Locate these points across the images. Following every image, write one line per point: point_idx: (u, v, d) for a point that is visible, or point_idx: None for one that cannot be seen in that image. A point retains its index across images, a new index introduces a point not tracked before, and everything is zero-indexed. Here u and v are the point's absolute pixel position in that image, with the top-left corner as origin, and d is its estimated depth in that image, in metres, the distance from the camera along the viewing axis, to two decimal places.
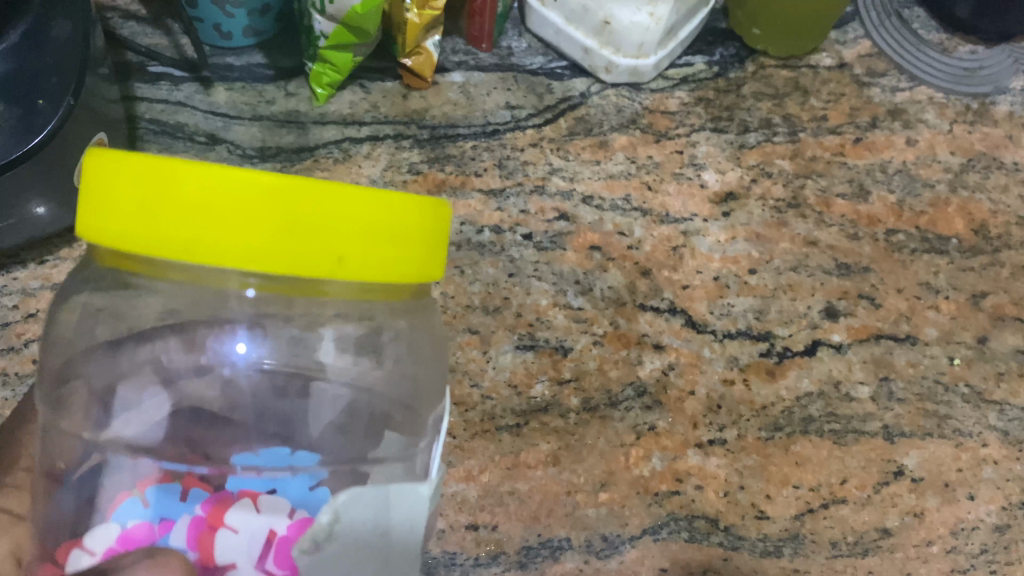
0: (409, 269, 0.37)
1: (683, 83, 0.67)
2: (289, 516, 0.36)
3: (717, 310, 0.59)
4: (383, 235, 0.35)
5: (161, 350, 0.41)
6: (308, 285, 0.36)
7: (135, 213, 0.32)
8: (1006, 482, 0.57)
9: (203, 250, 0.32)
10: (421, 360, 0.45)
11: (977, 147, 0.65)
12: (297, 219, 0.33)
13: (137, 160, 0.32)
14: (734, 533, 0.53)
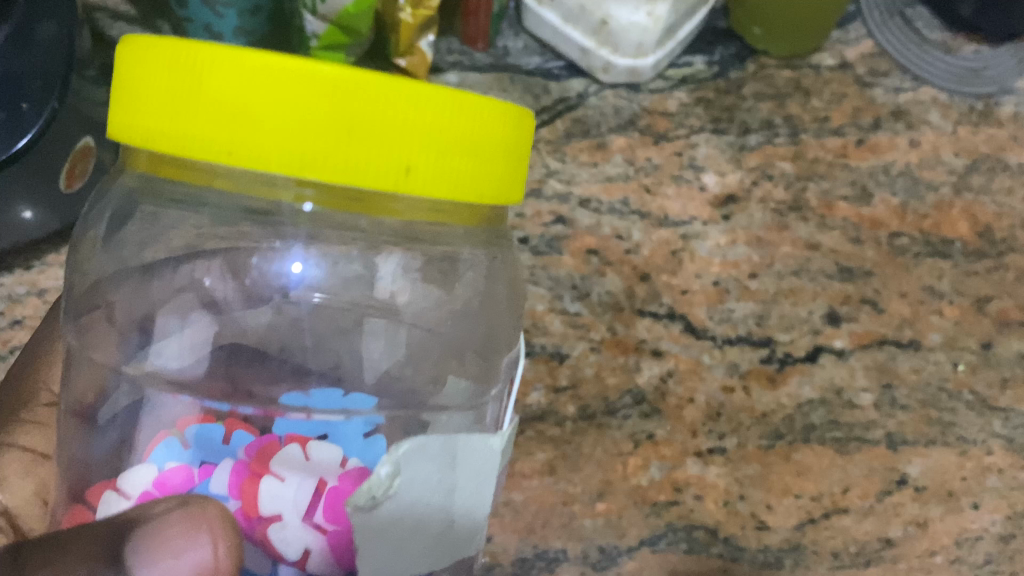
0: (476, 187, 0.33)
1: (683, 84, 0.65)
2: (341, 465, 0.33)
3: (717, 315, 0.58)
4: (447, 143, 0.31)
5: (202, 276, 0.45)
6: (358, 202, 0.32)
7: (181, 106, 0.30)
8: (1011, 491, 0.55)
9: (238, 149, 0.30)
10: (493, 298, 0.44)
11: (982, 149, 0.64)
12: (357, 117, 0.30)
13: (186, 47, 0.30)
14: (734, 544, 0.53)
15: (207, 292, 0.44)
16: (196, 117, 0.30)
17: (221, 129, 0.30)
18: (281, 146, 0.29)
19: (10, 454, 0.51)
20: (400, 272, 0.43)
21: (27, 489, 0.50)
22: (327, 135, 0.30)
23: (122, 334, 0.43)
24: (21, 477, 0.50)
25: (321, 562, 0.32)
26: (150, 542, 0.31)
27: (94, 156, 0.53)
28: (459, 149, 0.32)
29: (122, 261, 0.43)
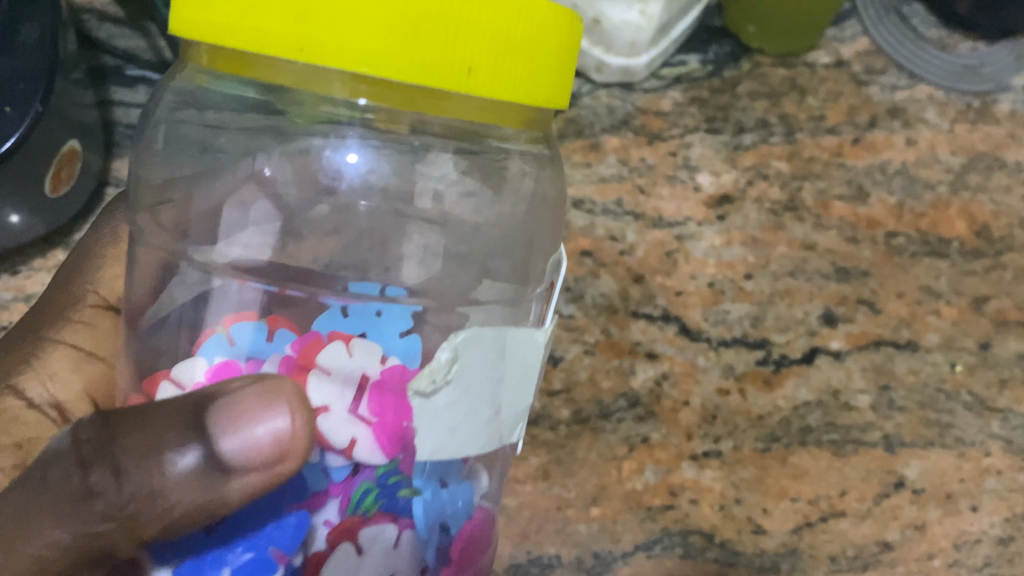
0: (530, 90, 0.32)
1: (676, 83, 0.64)
2: (382, 360, 0.32)
3: (712, 317, 0.57)
4: (506, 44, 0.30)
5: (260, 166, 0.43)
6: (419, 96, 0.31)
7: None
8: (1009, 493, 0.55)
9: (303, 45, 0.28)
10: (536, 205, 0.44)
11: (979, 147, 0.64)
12: (423, 14, 0.28)
13: None
14: (731, 548, 0.53)
15: (265, 192, 0.43)
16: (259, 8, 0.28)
17: (285, 21, 0.28)
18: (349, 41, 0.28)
19: (60, 351, 0.51)
20: (454, 174, 0.42)
21: (76, 385, 0.50)
22: (392, 31, 0.28)
23: (175, 224, 0.42)
24: (70, 371, 0.51)
25: (369, 452, 0.30)
26: (230, 405, 0.29)
27: (79, 159, 0.53)
28: (517, 49, 0.31)
29: (187, 154, 0.42)
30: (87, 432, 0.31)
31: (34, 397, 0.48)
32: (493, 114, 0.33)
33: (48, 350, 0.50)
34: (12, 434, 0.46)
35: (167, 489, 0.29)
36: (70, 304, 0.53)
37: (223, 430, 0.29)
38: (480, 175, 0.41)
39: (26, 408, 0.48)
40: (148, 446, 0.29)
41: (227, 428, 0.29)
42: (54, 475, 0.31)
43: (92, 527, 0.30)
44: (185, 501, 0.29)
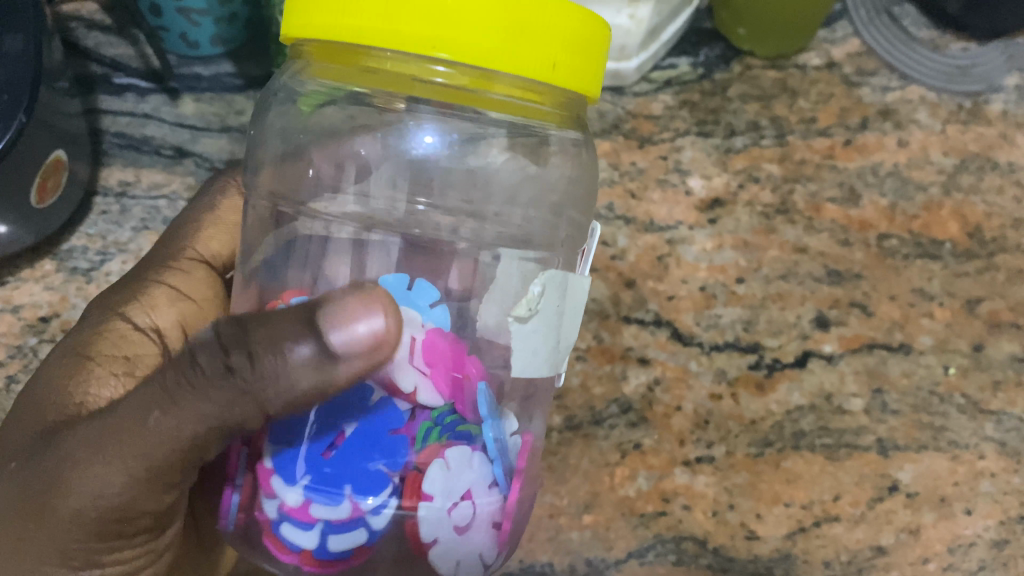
0: (570, 74, 0.34)
1: (668, 86, 0.65)
2: (421, 326, 0.35)
3: (704, 321, 0.57)
4: (542, 34, 0.32)
5: (358, 146, 0.46)
6: (470, 78, 0.33)
7: None
8: (1004, 496, 0.54)
9: (366, 35, 0.31)
10: (574, 182, 0.47)
11: (971, 147, 0.64)
12: (517, 17, 0.31)
13: None
14: (724, 555, 0.51)
15: (361, 163, 0.46)
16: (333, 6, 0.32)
17: (352, 17, 0.32)
18: (402, 30, 0.31)
19: (157, 286, 0.48)
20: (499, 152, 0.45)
21: (170, 315, 0.47)
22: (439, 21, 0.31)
23: (278, 190, 0.45)
24: (168, 305, 0.48)
25: (428, 393, 0.34)
26: (334, 309, 0.32)
27: (66, 170, 0.52)
28: (554, 39, 0.32)
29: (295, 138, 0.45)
30: (226, 325, 0.33)
31: (138, 321, 0.46)
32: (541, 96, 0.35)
33: (149, 285, 0.48)
34: (118, 348, 0.44)
35: (291, 377, 0.31)
36: (168, 255, 0.51)
37: (331, 329, 0.31)
38: (524, 146, 0.44)
39: (132, 330, 0.45)
40: (275, 335, 0.32)
41: (331, 326, 0.32)
42: (202, 358, 0.33)
43: (221, 405, 0.32)
44: (306, 381, 0.32)
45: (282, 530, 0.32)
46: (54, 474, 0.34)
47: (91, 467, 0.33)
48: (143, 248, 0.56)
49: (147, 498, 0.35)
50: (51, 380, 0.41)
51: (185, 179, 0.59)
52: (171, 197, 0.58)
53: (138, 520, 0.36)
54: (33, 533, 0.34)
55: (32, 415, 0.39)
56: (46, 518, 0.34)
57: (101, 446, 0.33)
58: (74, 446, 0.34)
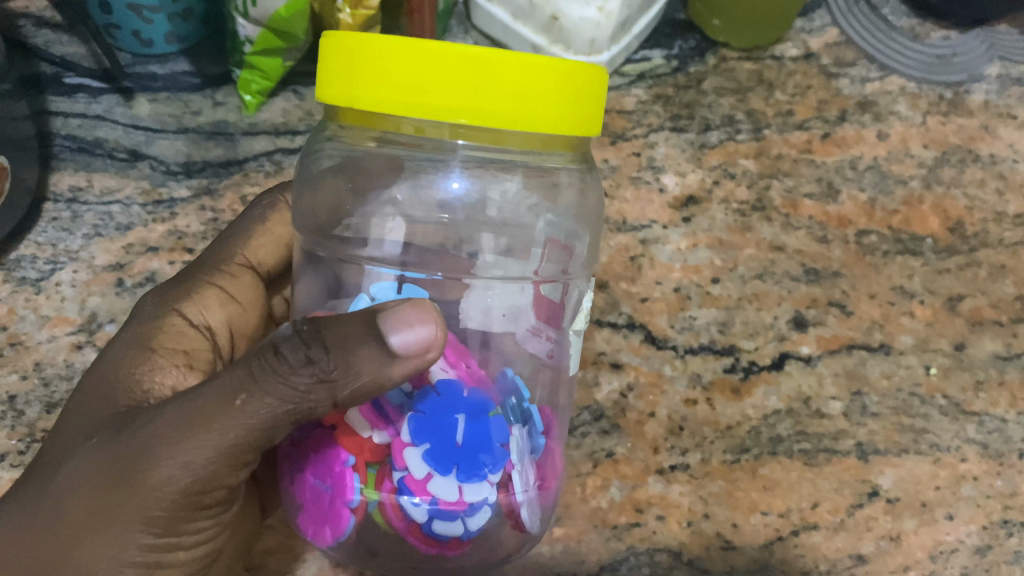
0: (575, 126, 0.35)
1: (640, 80, 0.65)
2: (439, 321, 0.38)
3: (678, 323, 0.55)
4: (547, 95, 0.33)
5: (393, 192, 0.46)
6: (480, 137, 0.35)
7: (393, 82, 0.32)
8: (987, 499, 0.52)
9: (389, 107, 0.33)
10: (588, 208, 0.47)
11: (952, 140, 0.63)
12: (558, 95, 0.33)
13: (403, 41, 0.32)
14: (700, 567, 0.49)
15: (398, 209, 0.47)
16: (357, 77, 0.33)
17: (376, 89, 0.33)
18: (422, 101, 0.32)
19: (207, 287, 0.47)
20: (515, 188, 0.45)
21: (220, 316, 0.47)
22: (454, 91, 0.32)
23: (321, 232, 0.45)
24: (218, 306, 0.47)
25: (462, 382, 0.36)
26: (390, 310, 0.34)
27: (8, 176, 0.50)
28: (589, 103, 0.35)
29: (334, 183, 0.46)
30: (304, 323, 0.35)
31: (193, 318, 0.45)
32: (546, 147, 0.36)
33: (200, 285, 0.47)
34: (177, 341, 0.43)
35: (358, 379, 0.33)
36: (218, 257, 0.50)
37: (386, 326, 0.33)
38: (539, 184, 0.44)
39: (188, 326, 0.45)
40: (342, 334, 0.34)
41: (391, 330, 0.33)
42: (286, 349, 0.34)
43: (299, 391, 0.33)
44: (369, 372, 0.33)
45: (435, 526, 0.34)
46: (141, 447, 0.34)
47: (183, 442, 0.34)
48: (96, 257, 0.53)
49: (226, 476, 0.35)
50: (119, 364, 0.41)
51: (139, 184, 0.56)
52: (124, 202, 0.55)
53: (209, 502, 0.36)
54: (114, 501, 0.34)
55: (103, 399, 0.39)
56: (134, 489, 0.34)
57: (189, 422, 0.34)
58: (162, 422, 0.34)
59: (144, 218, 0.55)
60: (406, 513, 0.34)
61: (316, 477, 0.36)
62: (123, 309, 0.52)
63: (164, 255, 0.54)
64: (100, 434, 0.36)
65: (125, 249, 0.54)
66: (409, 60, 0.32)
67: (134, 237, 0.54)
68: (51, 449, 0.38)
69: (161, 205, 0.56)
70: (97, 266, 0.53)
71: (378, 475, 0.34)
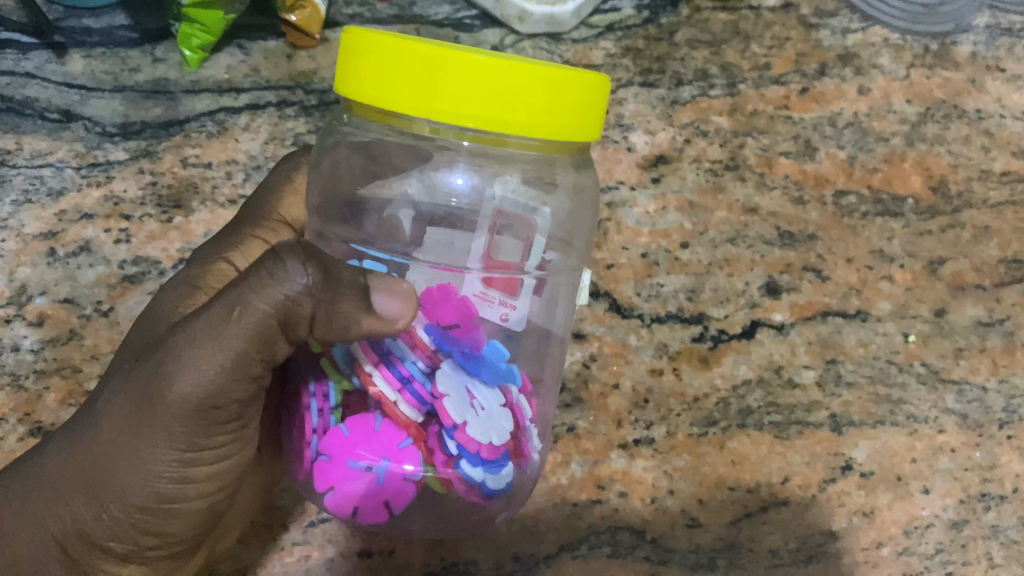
0: (578, 135, 0.34)
1: (609, 32, 0.61)
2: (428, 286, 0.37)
3: (645, 291, 0.53)
4: (559, 104, 0.32)
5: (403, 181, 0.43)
6: (485, 141, 0.34)
7: (403, 82, 0.31)
8: (964, 472, 0.50)
9: (399, 108, 0.32)
10: (584, 199, 0.44)
11: (937, 94, 0.60)
12: (564, 103, 0.32)
13: (415, 46, 0.31)
14: (663, 546, 0.47)
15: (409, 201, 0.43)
16: (375, 75, 0.32)
17: (393, 90, 0.32)
18: (430, 105, 0.31)
19: (249, 241, 0.46)
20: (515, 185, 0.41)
21: None
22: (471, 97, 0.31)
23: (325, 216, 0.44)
24: (264, 259, 0.46)
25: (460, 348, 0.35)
26: (385, 278, 0.33)
27: None
28: (592, 112, 0.34)
29: (351, 168, 0.44)
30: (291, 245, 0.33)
31: (241, 269, 0.45)
32: (553, 151, 0.35)
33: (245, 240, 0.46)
34: None
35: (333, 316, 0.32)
36: (255, 212, 0.48)
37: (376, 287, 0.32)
38: (536, 181, 0.41)
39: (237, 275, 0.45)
40: (326, 270, 0.32)
41: (377, 291, 0.32)
42: (272, 269, 0.32)
43: (284, 304, 0.32)
44: (346, 302, 0.32)
45: (490, 482, 0.34)
46: (156, 367, 0.33)
47: (191, 357, 0.32)
48: (26, 225, 0.50)
49: (236, 388, 0.34)
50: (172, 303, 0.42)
51: (73, 146, 0.53)
52: (56, 165, 0.52)
53: (227, 416, 0.35)
54: (134, 420, 0.34)
55: (155, 334, 0.40)
56: (152, 409, 0.33)
57: (194, 332, 0.33)
58: (173, 340, 0.33)
59: (78, 182, 0.52)
60: (467, 479, 0.34)
61: (354, 457, 0.34)
62: (55, 280, 0.49)
63: (100, 223, 0.51)
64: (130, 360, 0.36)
65: (58, 216, 0.51)
66: (428, 63, 0.31)
67: (67, 203, 0.51)
68: (106, 376, 0.39)
69: (94, 169, 0.52)
70: (27, 235, 0.50)
71: (437, 444, 0.34)
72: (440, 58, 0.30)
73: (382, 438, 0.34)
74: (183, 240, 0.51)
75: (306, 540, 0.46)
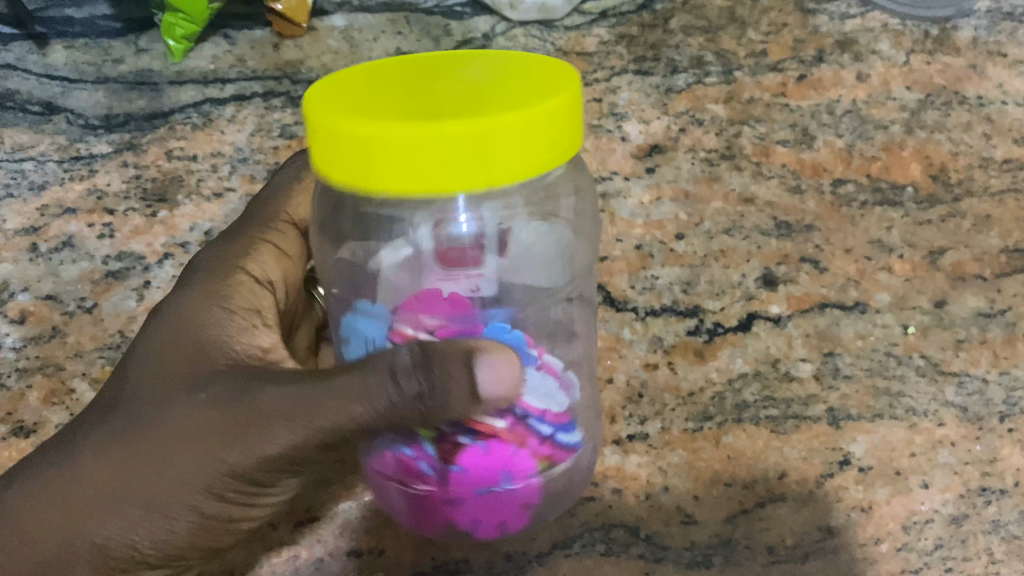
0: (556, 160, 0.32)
1: (602, 18, 0.65)
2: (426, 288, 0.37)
3: (639, 284, 0.52)
4: (529, 146, 0.30)
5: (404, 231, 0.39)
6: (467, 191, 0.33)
7: (367, 168, 0.30)
8: (965, 466, 0.46)
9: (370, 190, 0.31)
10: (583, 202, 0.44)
11: (937, 81, 0.61)
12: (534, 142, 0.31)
13: (368, 135, 0.30)
14: (657, 543, 0.44)
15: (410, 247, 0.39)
16: (350, 167, 0.31)
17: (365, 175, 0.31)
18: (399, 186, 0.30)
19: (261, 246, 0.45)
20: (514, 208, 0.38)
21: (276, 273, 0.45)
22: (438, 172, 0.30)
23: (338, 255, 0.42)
24: (273, 262, 0.45)
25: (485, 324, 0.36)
26: (474, 348, 0.32)
27: None
28: (566, 130, 0.32)
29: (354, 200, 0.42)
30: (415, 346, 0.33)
31: (257, 274, 0.44)
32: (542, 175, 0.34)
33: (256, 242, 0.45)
34: (249, 301, 0.42)
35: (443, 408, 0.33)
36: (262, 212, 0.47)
37: (482, 351, 0.32)
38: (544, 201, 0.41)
39: (255, 283, 0.43)
40: (440, 353, 0.32)
41: (483, 374, 0.32)
42: (402, 369, 0.33)
43: (399, 408, 0.33)
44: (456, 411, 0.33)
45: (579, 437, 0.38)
46: (251, 424, 0.35)
47: (298, 430, 0.34)
48: (7, 221, 0.50)
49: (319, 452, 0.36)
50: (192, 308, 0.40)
51: (54, 138, 0.53)
52: (38, 159, 0.52)
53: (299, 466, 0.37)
54: (217, 462, 0.35)
55: (195, 350, 0.38)
56: (240, 459, 0.35)
57: (284, 407, 0.34)
58: (276, 405, 0.34)
59: (60, 175, 0.51)
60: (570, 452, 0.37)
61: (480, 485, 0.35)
62: (38, 277, 0.48)
63: (83, 217, 0.50)
64: (207, 392, 0.36)
65: (39, 211, 0.50)
66: (387, 151, 0.30)
67: (49, 198, 0.50)
68: (143, 376, 0.38)
69: (77, 159, 0.52)
70: (8, 230, 0.49)
71: (544, 454, 0.36)
72: (447, 139, 0.29)
73: (490, 459, 0.35)
74: (167, 235, 0.49)
75: (294, 539, 0.44)
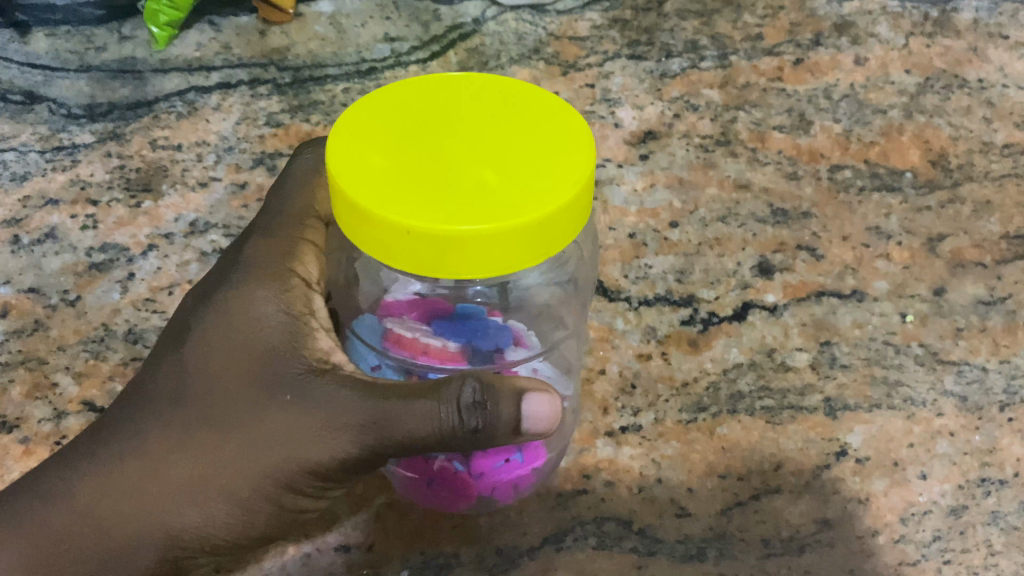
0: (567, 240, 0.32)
1: (595, 4, 0.65)
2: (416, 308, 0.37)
3: (632, 273, 0.51)
4: (545, 239, 0.30)
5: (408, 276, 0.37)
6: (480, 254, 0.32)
7: (385, 248, 0.30)
8: (963, 457, 0.44)
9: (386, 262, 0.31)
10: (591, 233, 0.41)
11: (937, 64, 0.61)
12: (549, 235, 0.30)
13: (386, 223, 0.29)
14: (651, 536, 0.41)
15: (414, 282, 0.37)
16: (368, 240, 0.30)
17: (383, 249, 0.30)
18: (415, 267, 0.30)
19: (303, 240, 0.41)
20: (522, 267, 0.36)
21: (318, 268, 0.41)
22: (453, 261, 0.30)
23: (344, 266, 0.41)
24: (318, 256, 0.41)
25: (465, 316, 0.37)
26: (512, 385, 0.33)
27: None
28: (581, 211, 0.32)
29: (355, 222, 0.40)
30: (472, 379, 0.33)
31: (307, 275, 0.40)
32: None
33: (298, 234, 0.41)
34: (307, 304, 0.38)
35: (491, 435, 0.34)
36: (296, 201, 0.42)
37: (527, 389, 0.33)
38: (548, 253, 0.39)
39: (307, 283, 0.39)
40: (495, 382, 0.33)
41: (529, 409, 0.33)
42: (465, 399, 0.32)
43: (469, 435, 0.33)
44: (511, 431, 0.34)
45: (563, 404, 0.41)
46: (333, 429, 0.34)
47: (380, 438, 0.33)
48: None
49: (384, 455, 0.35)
50: (256, 297, 0.37)
51: (35, 128, 0.52)
52: (20, 149, 0.51)
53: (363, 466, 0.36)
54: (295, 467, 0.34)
55: (258, 352, 0.35)
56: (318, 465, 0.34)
57: (365, 421, 0.33)
58: (357, 414, 0.33)
59: (42, 166, 0.50)
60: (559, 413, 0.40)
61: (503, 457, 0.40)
62: (20, 269, 0.46)
63: (66, 209, 0.49)
64: (282, 397, 0.34)
65: (21, 203, 0.49)
66: (405, 239, 0.29)
67: (31, 188, 0.50)
68: (202, 373, 0.35)
69: (58, 150, 0.51)
70: None
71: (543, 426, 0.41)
72: (449, 239, 0.29)
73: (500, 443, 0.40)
74: (151, 226, 0.48)
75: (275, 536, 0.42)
